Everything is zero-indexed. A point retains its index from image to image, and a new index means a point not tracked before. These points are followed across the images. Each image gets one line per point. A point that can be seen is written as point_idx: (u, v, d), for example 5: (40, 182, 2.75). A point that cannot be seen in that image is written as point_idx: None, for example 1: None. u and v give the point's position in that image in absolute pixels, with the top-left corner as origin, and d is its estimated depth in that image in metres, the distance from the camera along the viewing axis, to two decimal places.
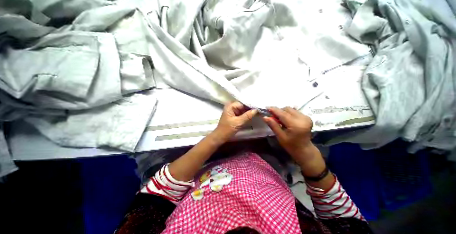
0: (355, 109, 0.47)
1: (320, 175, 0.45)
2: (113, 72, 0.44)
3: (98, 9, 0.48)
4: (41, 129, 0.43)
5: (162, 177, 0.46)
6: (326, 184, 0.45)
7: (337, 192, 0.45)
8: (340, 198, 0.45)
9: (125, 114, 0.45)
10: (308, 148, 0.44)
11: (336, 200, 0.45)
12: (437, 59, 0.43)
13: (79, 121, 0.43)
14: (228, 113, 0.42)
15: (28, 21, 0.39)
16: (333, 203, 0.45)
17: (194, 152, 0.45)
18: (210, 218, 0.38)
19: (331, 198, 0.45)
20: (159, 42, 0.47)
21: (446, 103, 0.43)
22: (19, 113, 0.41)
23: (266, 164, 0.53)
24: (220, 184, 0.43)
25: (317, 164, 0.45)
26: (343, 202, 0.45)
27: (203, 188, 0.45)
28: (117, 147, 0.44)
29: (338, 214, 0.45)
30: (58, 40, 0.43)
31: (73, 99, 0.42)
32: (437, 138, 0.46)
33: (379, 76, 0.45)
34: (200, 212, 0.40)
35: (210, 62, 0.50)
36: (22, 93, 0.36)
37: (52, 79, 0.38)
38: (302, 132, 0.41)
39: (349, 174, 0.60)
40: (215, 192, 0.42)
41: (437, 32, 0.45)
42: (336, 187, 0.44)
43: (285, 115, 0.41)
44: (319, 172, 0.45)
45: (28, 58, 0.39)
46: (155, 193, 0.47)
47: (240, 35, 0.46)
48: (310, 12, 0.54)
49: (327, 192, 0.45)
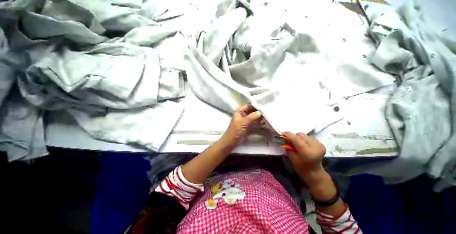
0: (378, 139, 0.46)
1: (330, 200, 0.46)
2: (151, 80, 0.51)
3: (144, 28, 0.57)
4: (80, 120, 0.49)
5: (175, 177, 0.48)
6: (336, 211, 0.46)
7: (347, 221, 0.46)
8: (350, 227, 0.46)
9: (154, 117, 0.49)
10: (318, 172, 0.45)
11: (347, 229, 0.46)
12: None
13: (116, 118, 0.49)
14: (236, 115, 0.45)
15: (87, 29, 0.48)
16: (343, 232, 0.46)
17: (203, 158, 0.46)
18: (224, 228, 0.39)
19: (341, 226, 0.46)
20: (193, 59, 0.52)
21: None
22: (63, 104, 0.48)
23: (276, 183, 0.53)
24: (234, 197, 0.44)
25: (328, 188, 0.46)
26: (353, 232, 0.46)
27: (216, 199, 0.45)
28: (145, 146, 0.47)
29: None
30: (110, 49, 0.52)
31: (115, 99, 0.48)
32: None
33: (403, 108, 0.45)
34: (213, 221, 0.41)
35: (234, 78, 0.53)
36: (72, 88, 0.43)
37: (102, 81, 0.45)
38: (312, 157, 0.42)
39: (366, 202, 0.57)
40: (228, 206, 0.43)
41: None
42: (346, 216, 0.46)
43: (299, 140, 0.42)
44: (330, 197, 0.46)
45: (82, 59, 0.48)
46: (169, 193, 0.47)
47: (265, 58, 0.50)
48: (333, 41, 0.57)
49: (337, 220, 0.46)
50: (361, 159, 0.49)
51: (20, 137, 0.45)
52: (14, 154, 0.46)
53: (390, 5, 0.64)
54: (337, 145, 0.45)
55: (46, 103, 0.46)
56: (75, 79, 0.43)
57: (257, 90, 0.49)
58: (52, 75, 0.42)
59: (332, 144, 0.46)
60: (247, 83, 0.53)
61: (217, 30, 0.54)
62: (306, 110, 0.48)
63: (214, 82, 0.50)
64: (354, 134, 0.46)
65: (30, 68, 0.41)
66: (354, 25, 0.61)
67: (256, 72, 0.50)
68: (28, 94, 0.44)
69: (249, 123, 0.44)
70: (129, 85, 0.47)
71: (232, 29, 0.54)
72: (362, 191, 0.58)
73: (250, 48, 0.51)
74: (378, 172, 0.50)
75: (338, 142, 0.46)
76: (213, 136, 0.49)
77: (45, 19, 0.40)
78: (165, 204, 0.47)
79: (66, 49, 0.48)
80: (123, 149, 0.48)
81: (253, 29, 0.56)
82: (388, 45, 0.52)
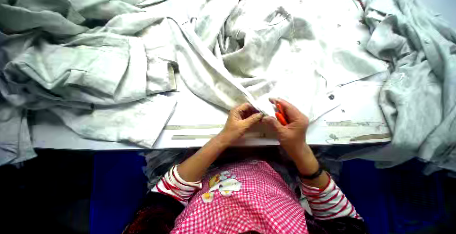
0: (372, 125, 0.47)
1: (315, 173, 0.47)
2: (140, 71, 0.48)
3: (128, 15, 0.52)
4: (65, 119, 0.46)
5: (171, 179, 0.47)
6: (322, 181, 0.46)
7: (333, 190, 0.46)
8: (336, 196, 0.46)
9: (146, 113, 0.48)
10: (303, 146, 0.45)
11: (332, 199, 0.46)
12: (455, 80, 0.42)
13: (104, 115, 0.47)
14: (234, 116, 0.44)
15: (64, 19, 0.43)
16: (329, 202, 0.46)
17: (201, 154, 0.46)
18: (221, 221, 0.39)
19: (327, 196, 0.46)
20: (187, 49, 0.50)
21: None
22: (46, 103, 0.45)
23: (274, 173, 0.53)
24: (230, 189, 0.44)
25: (312, 162, 0.46)
26: (339, 200, 0.46)
27: (213, 192, 0.45)
28: (137, 143, 0.46)
29: (333, 213, 0.46)
30: (91, 40, 0.48)
31: (102, 95, 0.46)
32: (453, 160, 0.44)
33: (396, 93, 0.46)
34: (211, 214, 0.41)
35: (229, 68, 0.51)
36: (52, 85, 0.40)
37: (84, 75, 0.43)
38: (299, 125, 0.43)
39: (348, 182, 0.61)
40: (225, 197, 0.42)
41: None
42: (331, 185, 0.46)
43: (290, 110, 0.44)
44: (314, 170, 0.47)
45: (62, 53, 0.44)
46: (164, 192, 0.47)
47: (259, 45, 0.48)
48: (329, 27, 0.56)
49: (323, 191, 0.46)
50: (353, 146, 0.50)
51: (3, 140, 0.43)
52: None
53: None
54: (333, 134, 0.46)
55: (28, 102, 0.43)
56: (57, 74, 0.41)
57: (252, 79, 0.48)
58: (30, 72, 0.40)
59: (326, 133, 0.46)
60: (240, 73, 0.51)
61: (209, 15, 0.51)
62: (303, 98, 0.47)
63: (208, 74, 0.49)
64: (348, 122, 0.47)
65: (7, 65, 0.39)
66: (348, 10, 0.60)
67: (250, 63, 0.49)
68: (8, 94, 0.42)
69: (249, 125, 0.44)
70: (116, 78, 0.45)
71: (225, 14, 0.51)
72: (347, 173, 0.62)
73: (244, 35, 0.49)
74: (370, 157, 0.52)
75: (332, 130, 0.46)
76: (208, 128, 0.48)
77: (18, 11, 0.38)
78: (160, 202, 0.47)
79: (44, 41, 0.45)
80: (114, 146, 0.46)
81: (246, 14, 0.53)
82: (383, 28, 0.52)
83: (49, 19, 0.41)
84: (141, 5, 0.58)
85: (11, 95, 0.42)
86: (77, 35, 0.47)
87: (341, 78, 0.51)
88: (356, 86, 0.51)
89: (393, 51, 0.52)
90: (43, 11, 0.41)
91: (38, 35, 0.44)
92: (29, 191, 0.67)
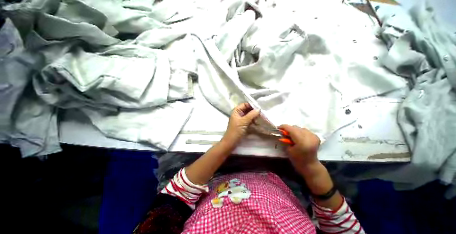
0: (390, 144, 0.45)
1: (328, 193, 0.46)
2: (161, 81, 0.51)
3: (156, 30, 0.58)
4: (93, 119, 0.50)
5: (180, 180, 0.48)
6: (334, 203, 0.45)
7: (345, 213, 0.45)
8: (349, 219, 0.44)
9: (163, 117, 0.50)
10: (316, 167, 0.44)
11: (345, 222, 0.44)
12: None
13: (129, 117, 0.50)
14: (235, 114, 0.46)
15: (98, 30, 0.49)
16: (342, 226, 0.45)
17: (207, 156, 0.47)
18: (230, 227, 0.38)
19: (339, 219, 0.45)
20: (207, 62, 0.53)
21: None
22: (77, 103, 0.49)
23: (283, 185, 0.52)
24: (240, 196, 0.43)
25: (325, 182, 0.46)
26: (352, 224, 0.44)
27: (222, 198, 0.45)
28: (154, 145, 0.48)
29: None
30: (122, 51, 0.53)
31: (128, 98, 0.50)
32: None
33: (415, 111, 0.44)
34: (220, 219, 0.40)
35: (242, 79, 0.53)
36: (86, 88, 0.44)
37: (115, 82, 0.47)
38: (307, 150, 0.42)
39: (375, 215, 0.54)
40: (234, 204, 0.42)
41: None
42: (344, 207, 0.45)
43: (296, 132, 0.43)
44: (327, 190, 0.46)
45: (95, 61, 0.49)
46: (172, 193, 0.48)
47: (273, 59, 0.50)
48: (344, 43, 0.57)
49: (335, 212, 0.45)
50: (370, 164, 0.48)
51: (35, 134, 0.47)
52: (27, 151, 0.46)
53: (401, 6, 0.65)
54: (347, 150, 0.44)
55: (60, 101, 0.48)
56: (89, 79, 0.46)
57: (265, 91, 0.49)
58: (66, 74, 0.44)
59: (341, 150, 0.44)
60: (255, 85, 0.53)
61: (228, 33, 0.54)
62: (316, 112, 0.47)
63: (224, 83, 0.52)
64: (365, 139, 0.45)
65: (46, 67, 0.43)
66: (364, 26, 0.62)
67: (263, 77, 0.51)
68: (43, 92, 0.46)
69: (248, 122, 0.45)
70: (140, 85, 0.49)
71: (242, 31, 0.55)
72: (368, 196, 0.56)
73: (259, 50, 0.51)
74: (390, 177, 0.49)
75: (348, 146, 0.45)
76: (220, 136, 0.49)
77: (61, 21, 0.43)
78: (168, 203, 0.47)
79: (80, 50, 0.51)
80: (132, 146, 0.48)
81: (262, 30, 0.57)
82: (401, 47, 0.52)
83: (87, 29, 0.47)
84: (167, 21, 0.63)
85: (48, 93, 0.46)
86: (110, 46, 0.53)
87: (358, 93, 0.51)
88: (373, 103, 0.50)
89: (414, 67, 0.51)
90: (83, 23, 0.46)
91: (75, 43, 0.50)
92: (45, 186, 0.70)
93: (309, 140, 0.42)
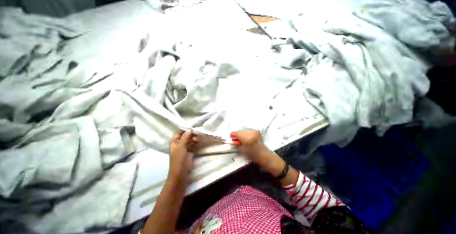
0: (310, 117, 0.57)
1: (283, 171, 0.51)
2: (94, 148, 0.49)
3: (74, 98, 0.56)
4: (29, 227, 0.41)
5: None
6: (291, 177, 0.50)
7: (304, 183, 0.50)
8: (310, 187, 0.50)
9: (110, 187, 0.47)
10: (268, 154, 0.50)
11: (308, 190, 0.49)
12: (355, 62, 0.59)
13: (64, 207, 0.44)
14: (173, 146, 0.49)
15: (5, 124, 0.46)
16: (306, 195, 0.49)
17: (163, 196, 0.44)
18: None
19: (302, 190, 0.49)
20: (142, 112, 0.54)
21: (380, 88, 0.57)
22: (2, 214, 0.40)
23: (258, 193, 0.57)
24: (212, 229, 0.45)
25: (276, 163, 0.51)
26: (313, 190, 0.49)
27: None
28: (106, 226, 0.43)
29: (314, 204, 0.49)
30: (40, 133, 0.49)
31: (61, 184, 0.44)
32: (392, 116, 0.58)
33: (316, 88, 0.59)
34: None
35: (182, 113, 0.58)
36: (10, 191, 0.39)
37: (37, 171, 0.43)
38: (250, 141, 0.50)
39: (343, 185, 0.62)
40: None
41: (349, 41, 0.65)
42: (301, 178, 0.50)
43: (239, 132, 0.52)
44: (281, 169, 0.51)
45: (14, 156, 0.44)
46: None
47: (201, 89, 0.58)
48: (249, 58, 0.71)
49: (296, 185, 0.50)
50: (305, 140, 0.57)
51: None
52: None
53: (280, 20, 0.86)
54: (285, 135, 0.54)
55: None
56: (12, 175, 0.41)
57: (206, 116, 0.55)
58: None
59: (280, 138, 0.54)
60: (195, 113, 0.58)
61: (152, 80, 0.58)
62: (250, 118, 0.56)
63: (163, 122, 0.54)
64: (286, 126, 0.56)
65: None
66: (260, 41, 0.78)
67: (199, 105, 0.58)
68: None
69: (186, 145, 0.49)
70: (68, 164, 0.45)
71: (165, 75, 0.59)
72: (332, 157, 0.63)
73: (185, 87, 0.58)
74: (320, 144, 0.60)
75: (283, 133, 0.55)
76: None
77: None
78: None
79: None
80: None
81: (184, 68, 0.61)
82: (288, 50, 0.70)
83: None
84: (85, 85, 0.61)
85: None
86: (25, 134, 0.48)
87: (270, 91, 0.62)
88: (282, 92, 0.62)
89: (301, 60, 0.67)
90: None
91: None
92: None
93: (250, 134, 0.50)
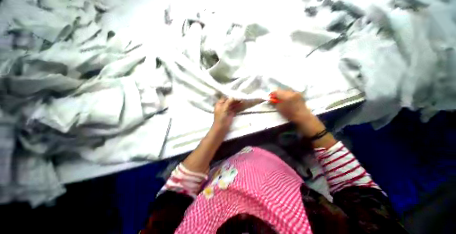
0: (343, 91, 0.53)
1: (318, 135, 0.53)
2: (133, 101, 0.56)
3: (114, 63, 0.63)
4: (83, 154, 0.54)
5: (178, 172, 0.51)
6: (326, 141, 0.53)
7: (339, 151, 0.52)
8: (343, 156, 0.51)
9: (147, 131, 0.55)
10: (304, 114, 0.52)
11: (341, 158, 0.51)
12: (406, 29, 0.51)
13: (113, 142, 0.55)
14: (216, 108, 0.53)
15: (61, 78, 0.54)
16: (336, 162, 0.51)
17: (204, 143, 0.52)
18: (217, 211, 0.43)
19: (336, 156, 0.51)
20: (178, 72, 0.60)
21: (432, 63, 0.49)
22: (65, 144, 0.53)
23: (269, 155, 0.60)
24: (226, 181, 0.48)
25: (315, 125, 0.53)
26: (348, 160, 0.51)
27: (213, 186, 0.49)
28: (145, 158, 0.52)
29: (344, 172, 0.51)
30: (90, 88, 0.58)
31: (107, 126, 0.54)
32: (441, 100, 0.50)
33: (354, 58, 0.53)
34: (210, 206, 0.44)
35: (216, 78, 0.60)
36: (67, 127, 0.50)
37: (89, 114, 0.52)
38: (294, 99, 0.51)
39: (382, 175, 0.71)
40: (221, 190, 0.46)
41: (399, 6, 0.57)
42: (336, 146, 0.52)
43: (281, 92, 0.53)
44: (318, 132, 0.53)
45: (72, 102, 0.54)
46: (173, 187, 0.51)
47: (230, 53, 0.58)
48: (279, 21, 0.67)
49: (328, 150, 0.53)
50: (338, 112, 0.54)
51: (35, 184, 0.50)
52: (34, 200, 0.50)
53: None
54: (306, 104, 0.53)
55: (49, 148, 0.52)
56: (68, 119, 0.51)
57: (238, 81, 0.56)
58: (46, 121, 0.50)
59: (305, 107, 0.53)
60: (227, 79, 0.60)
61: (186, 49, 0.62)
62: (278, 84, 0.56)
63: (195, 80, 0.58)
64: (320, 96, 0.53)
65: (30, 121, 0.50)
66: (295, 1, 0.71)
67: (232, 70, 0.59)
68: (31, 144, 0.51)
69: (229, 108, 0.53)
70: (114, 111, 0.53)
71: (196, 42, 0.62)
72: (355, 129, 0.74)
73: (215, 51, 0.59)
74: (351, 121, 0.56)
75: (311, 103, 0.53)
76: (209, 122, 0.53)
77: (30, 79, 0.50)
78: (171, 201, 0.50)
79: (53, 98, 0.55)
80: (127, 165, 0.53)
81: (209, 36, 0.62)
82: (324, 14, 0.64)
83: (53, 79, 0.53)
84: (123, 50, 0.68)
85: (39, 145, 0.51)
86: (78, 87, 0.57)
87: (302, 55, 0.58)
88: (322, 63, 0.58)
89: (340, 25, 0.61)
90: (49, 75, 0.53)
91: (46, 94, 0.54)
92: None
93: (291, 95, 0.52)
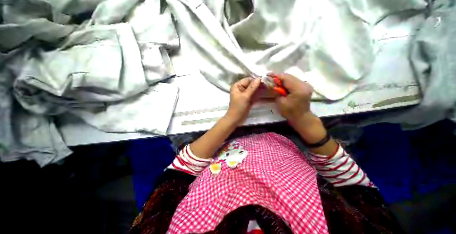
0: (399, 87, 0.41)
1: (320, 141, 0.41)
2: (135, 63, 0.47)
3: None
4: (87, 119, 0.49)
5: (185, 155, 0.47)
6: (330, 149, 0.41)
7: (342, 157, 0.41)
8: (346, 162, 0.40)
9: (151, 102, 0.48)
10: (304, 116, 0.41)
11: (341, 166, 0.40)
12: None
13: (116, 109, 0.49)
14: (235, 91, 0.44)
15: (49, 23, 0.44)
16: (338, 169, 0.41)
17: (215, 129, 0.45)
18: (224, 193, 0.35)
19: (337, 163, 0.40)
20: (189, 29, 0.47)
21: None
22: (64, 106, 0.48)
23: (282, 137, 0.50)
24: (236, 160, 0.42)
25: (318, 132, 0.42)
26: (349, 167, 0.40)
27: (221, 163, 0.43)
28: (152, 132, 0.47)
29: (343, 180, 0.41)
30: (81, 38, 0.47)
31: (108, 91, 0.47)
32: None
33: (433, 45, 0.39)
34: (216, 187, 0.37)
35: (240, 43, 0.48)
36: (61, 91, 0.44)
37: (85, 76, 0.44)
38: (303, 97, 0.40)
39: (379, 157, 0.62)
40: (229, 168, 0.40)
41: None
42: (340, 151, 0.41)
43: (288, 79, 0.41)
44: (319, 137, 0.41)
45: (63, 59, 0.46)
46: (179, 168, 0.48)
47: (270, 3, 0.43)
48: None
49: (331, 158, 0.40)
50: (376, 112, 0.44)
51: (40, 144, 0.49)
52: (42, 160, 0.50)
53: None
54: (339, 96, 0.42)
55: (48, 109, 0.48)
56: (62, 81, 0.44)
57: (270, 52, 0.44)
58: (37, 84, 0.44)
59: (343, 102, 0.42)
60: (251, 44, 0.48)
61: None
62: (320, 63, 0.44)
63: (214, 47, 0.46)
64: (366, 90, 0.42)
65: (18, 83, 0.43)
66: None
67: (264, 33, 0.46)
68: (29, 105, 0.46)
69: (252, 92, 0.42)
70: (114, 74, 0.45)
71: None
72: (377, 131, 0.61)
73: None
74: (399, 119, 0.46)
75: (350, 97, 0.42)
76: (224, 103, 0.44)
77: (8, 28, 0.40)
78: (173, 178, 0.47)
79: (41, 51, 0.47)
80: (135, 136, 0.49)
81: None
82: None
83: (38, 26, 0.42)
84: None
85: (36, 106, 0.47)
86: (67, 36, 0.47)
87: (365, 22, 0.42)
88: (388, 39, 0.43)
89: None
90: (30, 20, 0.42)
91: (33, 46, 0.46)
92: (77, 182, 0.67)
93: (302, 87, 0.41)
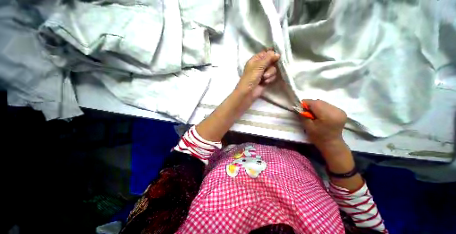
0: (438, 140, 0.41)
1: (348, 174, 0.41)
2: (174, 42, 0.45)
3: None
4: (108, 85, 0.47)
5: (190, 136, 0.43)
6: (351, 185, 0.41)
7: (364, 196, 0.41)
8: (366, 202, 0.41)
9: (177, 84, 0.46)
10: (337, 142, 0.40)
11: (361, 204, 0.41)
12: None
13: (143, 85, 0.46)
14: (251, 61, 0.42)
15: None
16: (357, 207, 0.41)
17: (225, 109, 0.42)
18: (247, 204, 0.33)
19: (356, 201, 0.41)
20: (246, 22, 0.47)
21: None
22: (85, 65, 0.45)
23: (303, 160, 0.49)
24: (257, 170, 0.38)
25: (347, 162, 0.41)
26: (368, 208, 0.41)
27: (238, 166, 0.40)
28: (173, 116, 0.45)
29: (359, 219, 0.41)
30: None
31: (139, 64, 0.44)
32: None
33: None
34: (237, 193, 0.34)
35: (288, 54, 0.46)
36: (90, 50, 0.39)
37: (120, 41, 0.40)
38: (335, 126, 0.39)
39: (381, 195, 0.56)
40: (248, 177, 0.37)
41: None
42: (362, 190, 0.41)
43: (319, 105, 0.40)
44: (347, 170, 0.41)
45: (96, 14, 0.40)
46: (184, 150, 0.43)
47: (348, 14, 0.40)
48: None
49: (352, 193, 0.41)
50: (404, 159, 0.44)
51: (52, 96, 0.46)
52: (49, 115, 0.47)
53: None
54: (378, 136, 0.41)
55: (68, 63, 0.43)
56: (92, 38, 0.39)
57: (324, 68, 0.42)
58: (64, 35, 0.38)
59: (382, 143, 0.42)
60: (304, 53, 0.46)
61: None
62: (372, 93, 0.42)
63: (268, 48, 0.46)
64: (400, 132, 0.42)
65: (43, 29, 0.37)
66: None
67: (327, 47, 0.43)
68: (50, 54, 0.42)
69: (267, 63, 0.41)
70: (151, 48, 0.42)
71: None
72: (382, 176, 0.56)
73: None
74: (424, 169, 0.46)
75: (391, 138, 0.42)
76: None
77: None
78: (182, 165, 0.43)
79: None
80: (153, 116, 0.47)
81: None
82: None
83: None
84: None
85: (55, 58, 0.42)
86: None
87: (429, 66, 0.40)
88: (442, 89, 0.42)
89: None
90: None
91: None
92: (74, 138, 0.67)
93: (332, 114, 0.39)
